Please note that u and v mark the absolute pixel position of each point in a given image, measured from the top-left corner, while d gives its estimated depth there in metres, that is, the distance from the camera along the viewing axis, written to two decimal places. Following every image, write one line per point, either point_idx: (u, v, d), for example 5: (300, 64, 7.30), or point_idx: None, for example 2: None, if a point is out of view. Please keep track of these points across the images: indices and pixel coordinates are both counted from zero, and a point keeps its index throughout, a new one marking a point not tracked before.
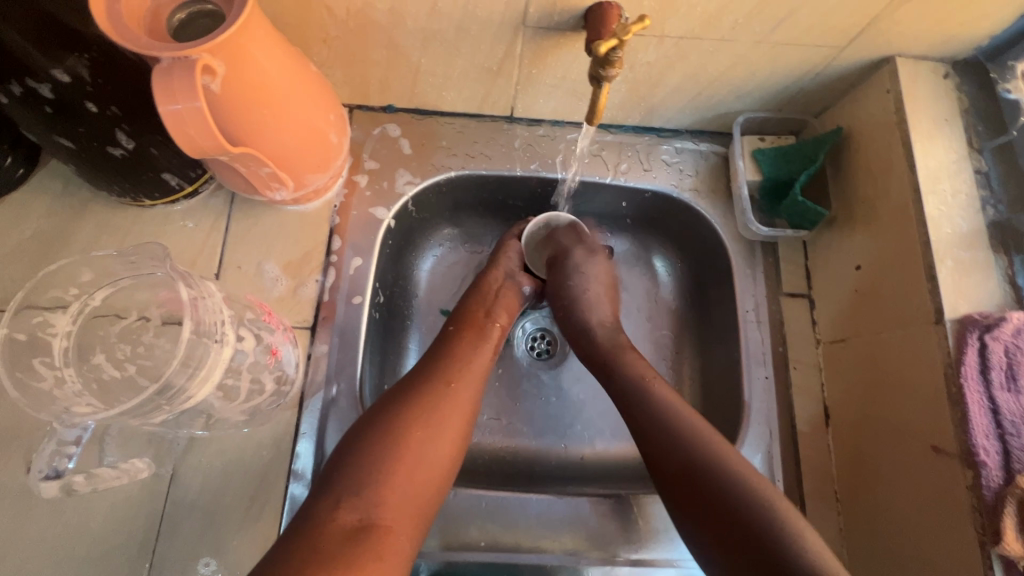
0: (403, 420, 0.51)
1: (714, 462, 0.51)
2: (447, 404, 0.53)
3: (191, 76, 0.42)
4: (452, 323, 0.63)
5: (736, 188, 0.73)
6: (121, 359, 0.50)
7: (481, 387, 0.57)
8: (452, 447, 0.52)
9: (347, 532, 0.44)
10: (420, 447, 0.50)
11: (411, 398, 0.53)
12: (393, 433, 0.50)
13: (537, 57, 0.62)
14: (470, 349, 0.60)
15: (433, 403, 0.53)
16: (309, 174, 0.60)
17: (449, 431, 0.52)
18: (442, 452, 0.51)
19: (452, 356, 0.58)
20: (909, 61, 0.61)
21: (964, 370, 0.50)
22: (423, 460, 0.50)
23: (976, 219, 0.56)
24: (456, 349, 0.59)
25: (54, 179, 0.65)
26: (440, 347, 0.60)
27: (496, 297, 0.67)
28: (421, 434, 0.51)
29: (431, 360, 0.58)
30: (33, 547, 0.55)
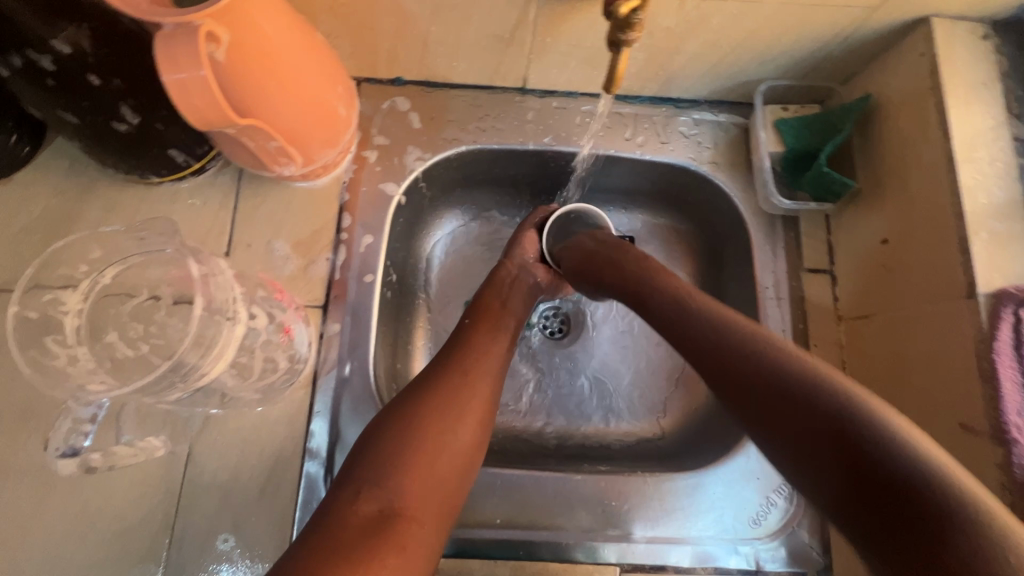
0: (421, 412, 0.50)
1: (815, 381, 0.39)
2: (463, 396, 0.53)
3: (195, 43, 0.40)
4: (468, 316, 0.61)
5: (756, 160, 0.70)
6: (133, 338, 0.50)
7: (499, 376, 0.57)
8: (474, 439, 0.52)
9: (368, 523, 0.43)
10: (442, 440, 0.50)
11: (427, 388, 0.52)
12: (412, 422, 0.50)
13: (552, 24, 0.59)
14: (489, 340, 0.59)
15: (454, 396, 0.52)
16: (318, 148, 0.59)
17: (466, 422, 0.52)
18: (463, 446, 0.51)
19: (466, 347, 0.57)
20: (946, 21, 0.58)
21: (996, 346, 0.49)
22: (444, 453, 0.49)
23: (1013, 189, 0.54)
24: (472, 341, 0.58)
25: (59, 156, 0.64)
26: (457, 342, 0.58)
27: (514, 289, 0.65)
28: (442, 425, 0.50)
29: (446, 353, 0.57)
30: (54, 521, 0.56)
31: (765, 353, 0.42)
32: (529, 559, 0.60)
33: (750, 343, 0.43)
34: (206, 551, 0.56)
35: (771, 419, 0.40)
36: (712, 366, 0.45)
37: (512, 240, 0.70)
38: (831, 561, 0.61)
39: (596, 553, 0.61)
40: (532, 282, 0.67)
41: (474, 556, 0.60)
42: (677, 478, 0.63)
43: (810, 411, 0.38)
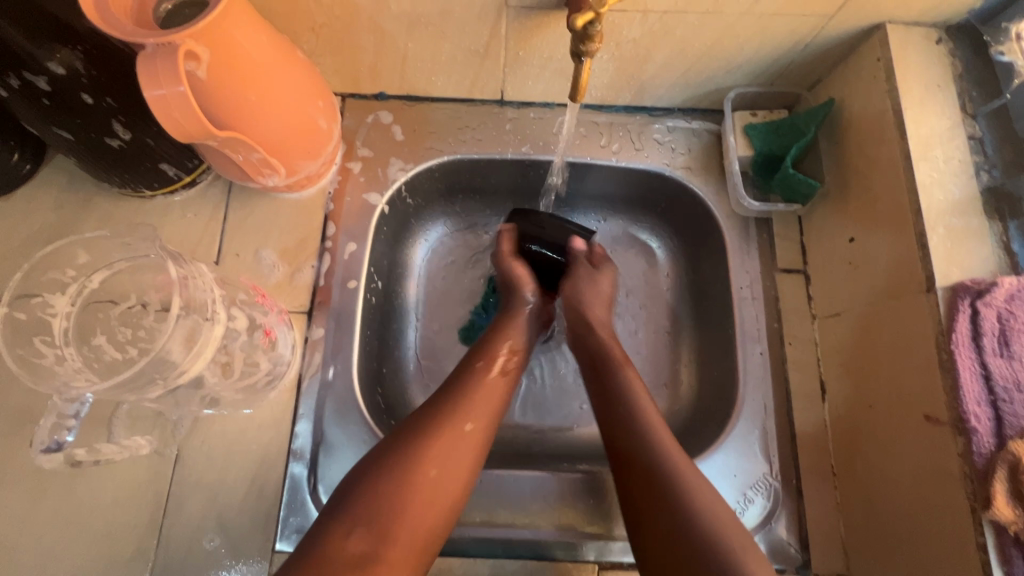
0: (418, 459, 0.51)
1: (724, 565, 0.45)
2: (462, 444, 0.53)
3: (174, 61, 0.43)
4: (481, 359, 0.60)
5: (728, 164, 0.72)
6: (121, 342, 0.53)
7: (497, 418, 0.57)
8: (465, 477, 0.53)
9: (351, 563, 0.46)
10: (434, 486, 0.51)
11: (428, 432, 0.52)
12: (407, 467, 0.50)
13: (522, 39, 0.62)
14: (499, 389, 0.58)
15: (453, 444, 0.52)
16: (301, 160, 0.62)
17: (460, 467, 0.52)
18: (455, 484, 0.52)
19: (470, 393, 0.56)
20: (900, 27, 0.60)
21: (955, 337, 0.50)
22: (435, 498, 0.50)
23: (968, 186, 0.55)
24: (474, 384, 0.57)
25: (60, 173, 0.67)
26: (471, 387, 0.57)
27: (517, 324, 0.64)
28: (436, 474, 0.51)
29: (449, 394, 0.56)
30: (47, 522, 0.58)
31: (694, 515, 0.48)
32: (508, 556, 0.61)
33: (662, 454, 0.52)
34: (193, 550, 0.58)
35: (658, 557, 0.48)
36: (641, 511, 0.50)
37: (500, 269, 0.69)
38: (809, 558, 0.60)
39: (576, 549, 0.61)
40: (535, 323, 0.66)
41: (454, 554, 0.61)
42: None
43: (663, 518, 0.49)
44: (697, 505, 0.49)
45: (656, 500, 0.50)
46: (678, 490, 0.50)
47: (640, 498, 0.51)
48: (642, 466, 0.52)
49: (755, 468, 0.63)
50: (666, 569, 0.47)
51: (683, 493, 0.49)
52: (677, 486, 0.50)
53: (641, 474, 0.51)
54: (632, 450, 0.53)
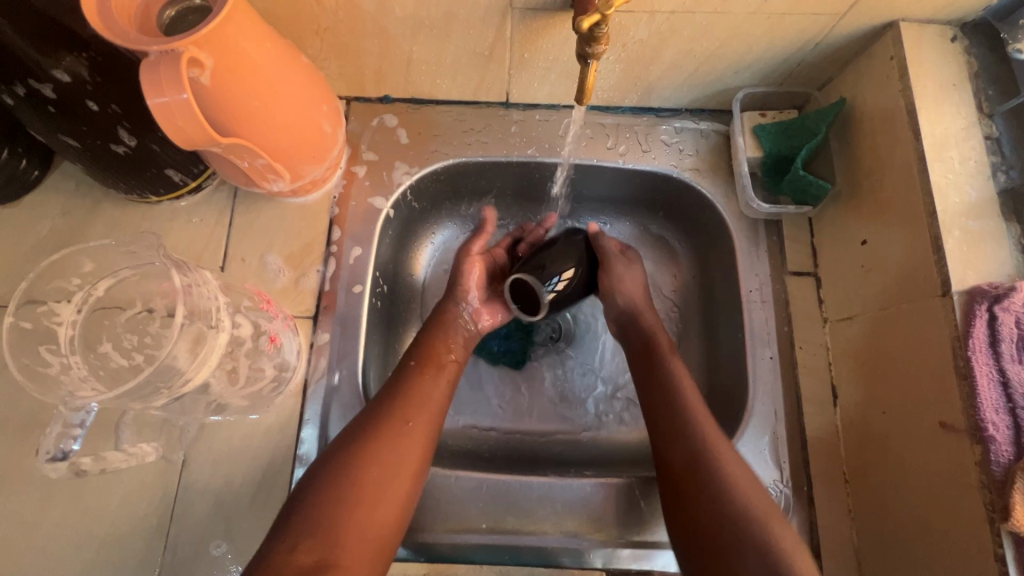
0: (359, 460, 0.51)
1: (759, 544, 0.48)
2: (401, 443, 0.53)
3: (177, 68, 0.43)
4: (414, 357, 0.60)
5: (737, 166, 0.71)
6: (128, 348, 0.53)
7: (439, 417, 0.57)
8: (410, 476, 0.52)
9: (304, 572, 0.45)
10: (375, 487, 0.50)
11: (365, 433, 0.53)
12: (350, 469, 0.50)
13: (527, 40, 0.62)
14: (434, 388, 0.58)
15: (391, 443, 0.52)
16: (305, 164, 0.61)
17: (403, 467, 0.52)
18: (398, 485, 0.52)
19: (407, 395, 0.56)
20: (914, 25, 0.59)
21: (972, 343, 0.49)
22: (379, 501, 0.50)
23: (985, 187, 0.54)
24: (411, 382, 0.57)
25: (67, 179, 0.68)
26: (403, 385, 0.57)
27: (452, 328, 0.64)
28: (378, 474, 0.51)
29: (384, 397, 0.56)
30: (56, 528, 0.58)
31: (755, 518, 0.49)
32: (515, 563, 0.61)
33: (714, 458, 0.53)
34: (200, 556, 0.58)
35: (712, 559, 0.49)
36: (691, 516, 0.52)
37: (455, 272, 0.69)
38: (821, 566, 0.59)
39: (584, 556, 0.61)
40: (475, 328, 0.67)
41: (461, 559, 0.61)
42: None
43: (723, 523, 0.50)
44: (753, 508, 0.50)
45: (701, 486, 0.52)
46: (719, 476, 0.52)
47: (693, 500, 0.52)
48: (692, 474, 0.53)
49: (766, 476, 0.61)
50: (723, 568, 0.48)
51: (725, 479, 0.52)
52: (727, 487, 0.51)
53: (687, 460, 0.54)
54: (685, 455, 0.54)
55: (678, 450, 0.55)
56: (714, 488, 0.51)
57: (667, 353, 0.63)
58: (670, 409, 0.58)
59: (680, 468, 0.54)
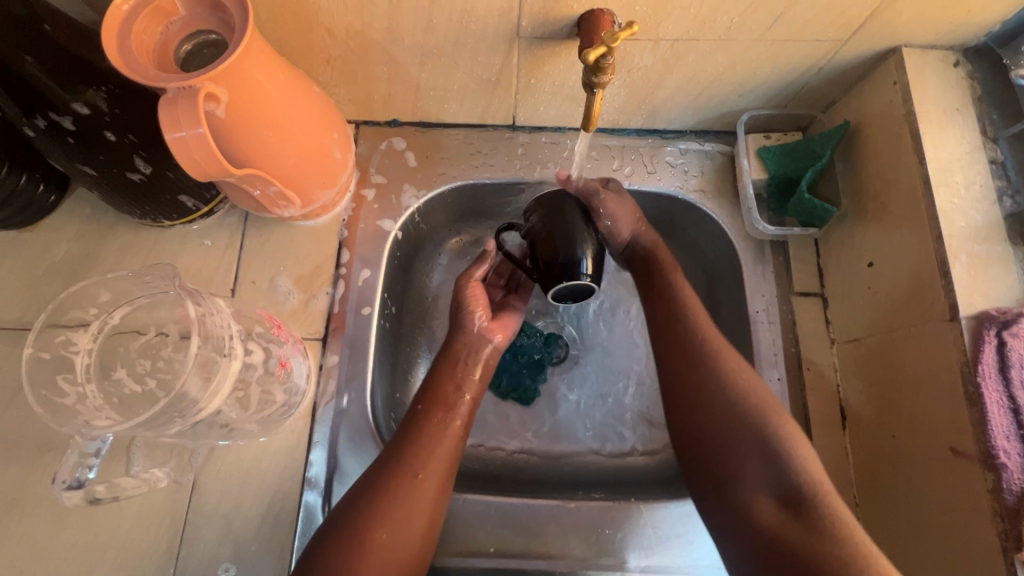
0: (370, 520, 0.50)
1: (767, 447, 0.51)
2: (412, 499, 0.52)
3: (195, 104, 0.44)
4: (423, 401, 0.58)
5: (742, 187, 0.72)
6: (141, 374, 0.54)
7: (451, 467, 0.55)
8: (423, 528, 0.52)
9: None
10: (389, 548, 0.50)
11: (375, 491, 0.52)
12: (359, 531, 0.50)
13: (534, 67, 0.63)
14: (444, 434, 0.56)
15: (400, 502, 0.51)
16: (316, 190, 0.62)
17: (414, 523, 0.51)
18: (412, 541, 0.51)
19: (417, 446, 0.54)
20: (916, 50, 0.59)
21: (981, 369, 0.49)
22: (393, 559, 0.50)
23: (991, 212, 0.54)
24: (417, 436, 0.55)
25: (82, 204, 0.69)
26: (411, 435, 0.55)
27: (463, 359, 0.62)
28: (389, 535, 0.50)
29: (394, 448, 0.55)
30: (67, 551, 0.58)
31: (766, 428, 0.52)
32: None
33: (727, 379, 0.55)
34: None
35: (720, 468, 0.52)
36: (701, 431, 0.54)
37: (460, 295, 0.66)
38: None
39: None
40: (489, 348, 0.64)
41: None
42: (672, 506, 0.63)
43: (735, 434, 0.52)
44: (764, 421, 0.52)
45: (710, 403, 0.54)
46: (721, 378, 0.55)
47: (704, 420, 0.54)
48: (704, 391, 0.55)
49: None
50: (732, 472, 0.52)
51: (734, 390, 0.54)
52: (739, 399, 0.54)
53: (698, 368, 0.56)
54: (698, 379, 0.56)
55: (684, 355, 0.57)
56: (725, 403, 0.54)
57: (670, 269, 0.64)
58: (684, 334, 0.59)
59: (693, 393, 0.55)
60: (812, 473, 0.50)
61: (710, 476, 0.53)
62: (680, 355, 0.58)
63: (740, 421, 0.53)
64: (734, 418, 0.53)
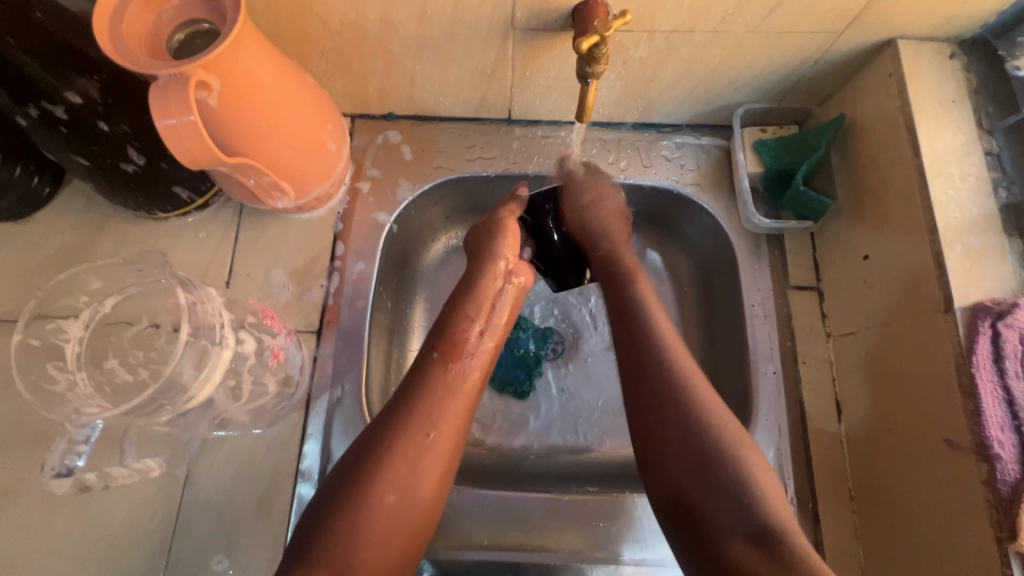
0: (376, 477, 0.47)
1: (734, 504, 0.45)
2: (427, 456, 0.49)
3: (186, 92, 0.44)
4: (438, 349, 0.55)
5: (738, 181, 0.72)
6: (134, 364, 0.53)
7: (465, 426, 0.52)
8: (432, 493, 0.48)
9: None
10: (396, 510, 0.46)
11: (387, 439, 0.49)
12: (366, 486, 0.46)
13: (529, 59, 0.63)
14: (461, 384, 0.53)
15: (410, 455, 0.48)
16: (309, 181, 0.62)
17: (422, 486, 0.48)
18: (421, 499, 0.48)
19: (432, 399, 0.51)
20: (911, 42, 0.59)
21: (976, 360, 0.49)
22: (400, 525, 0.47)
23: (986, 203, 0.54)
24: (428, 389, 0.52)
25: (77, 196, 0.69)
26: (426, 386, 0.52)
27: (489, 298, 0.60)
28: (397, 498, 0.47)
29: (403, 397, 0.52)
30: (60, 542, 0.58)
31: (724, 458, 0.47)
32: None
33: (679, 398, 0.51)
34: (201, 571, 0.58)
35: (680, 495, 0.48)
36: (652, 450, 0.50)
37: (494, 233, 0.63)
38: None
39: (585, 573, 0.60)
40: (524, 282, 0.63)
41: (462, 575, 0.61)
42: None
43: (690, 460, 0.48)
44: (723, 446, 0.48)
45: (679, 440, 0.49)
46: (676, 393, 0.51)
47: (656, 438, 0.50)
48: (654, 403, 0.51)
49: None
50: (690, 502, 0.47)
51: (689, 412, 0.50)
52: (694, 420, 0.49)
53: (650, 378, 0.53)
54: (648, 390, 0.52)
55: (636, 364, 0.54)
56: (682, 423, 0.49)
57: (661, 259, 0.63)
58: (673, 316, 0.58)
59: (662, 430, 0.50)
60: (784, 521, 0.44)
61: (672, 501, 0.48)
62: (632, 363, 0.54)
63: (718, 467, 0.47)
64: (704, 461, 0.47)
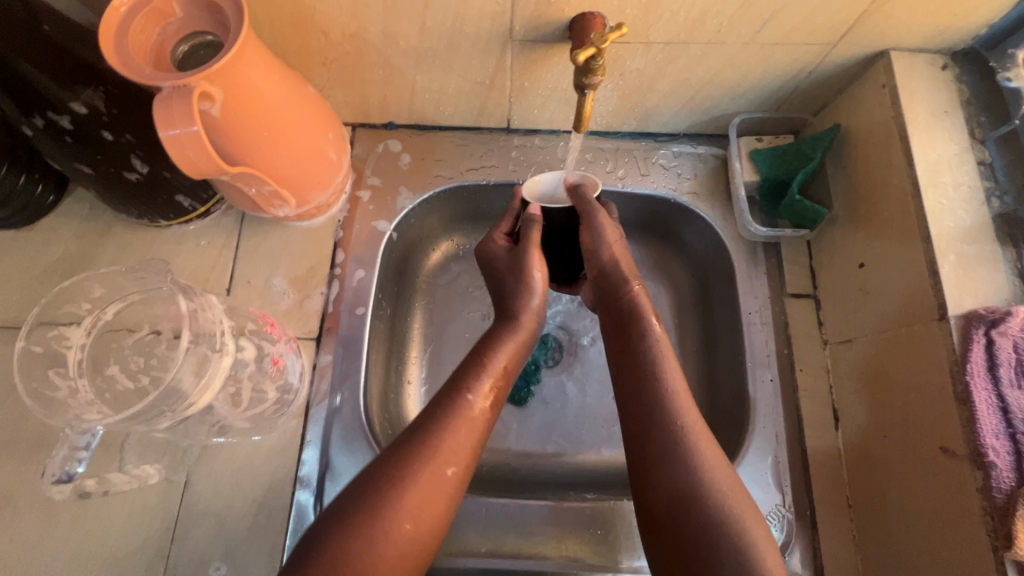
0: (388, 488, 0.46)
1: (715, 527, 0.45)
2: (436, 490, 0.47)
3: (188, 103, 0.45)
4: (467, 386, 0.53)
5: (734, 190, 0.72)
6: (134, 371, 0.54)
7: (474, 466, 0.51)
8: (432, 530, 0.47)
9: None
10: (412, 535, 0.45)
11: (406, 448, 0.49)
12: (384, 494, 0.46)
13: (527, 70, 0.64)
14: (477, 425, 0.52)
15: (424, 483, 0.47)
16: (310, 190, 0.63)
17: (426, 520, 0.46)
18: (430, 525, 0.47)
19: (454, 432, 0.50)
20: (904, 54, 0.60)
21: (970, 368, 0.49)
22: (411, 549, 0.45)
23: (979, 212, 0.55)
24: (453, 419, 0.51)
25: (81, 204, 0.70)
26: (452, 420, 0.51)
27: (514, 342, 0.58)
28: (413, 525, 0.45)
29: (424, 419, 0.51)
30: (58, 549, 0.58)
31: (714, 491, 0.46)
32: None
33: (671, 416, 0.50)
34: None
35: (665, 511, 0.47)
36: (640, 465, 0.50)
37: (527, 276, 0.61)
38: None
39: None
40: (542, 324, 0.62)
41: None
42: None
43: (672, 479, 0.47)
44: (718, 481, 0.47)
45: (670, 478, 0.48)
46: (670, 407, 0.51)
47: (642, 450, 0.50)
48: (646, 416, 0.51)
49: (767, 498, 0.61)
50: (671, 516, 0.46)
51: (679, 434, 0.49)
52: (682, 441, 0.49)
53: (644, 390, 0.52)
54: (641, 400, 0.52)
55: (632, 375, 0.54)
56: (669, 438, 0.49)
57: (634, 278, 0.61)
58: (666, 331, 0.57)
59: (656, 444, 0.49)
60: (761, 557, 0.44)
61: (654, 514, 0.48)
62: (629, 374, 0.54)
63: (698, 508, 0.46)
64: (687, 503, 0.46)
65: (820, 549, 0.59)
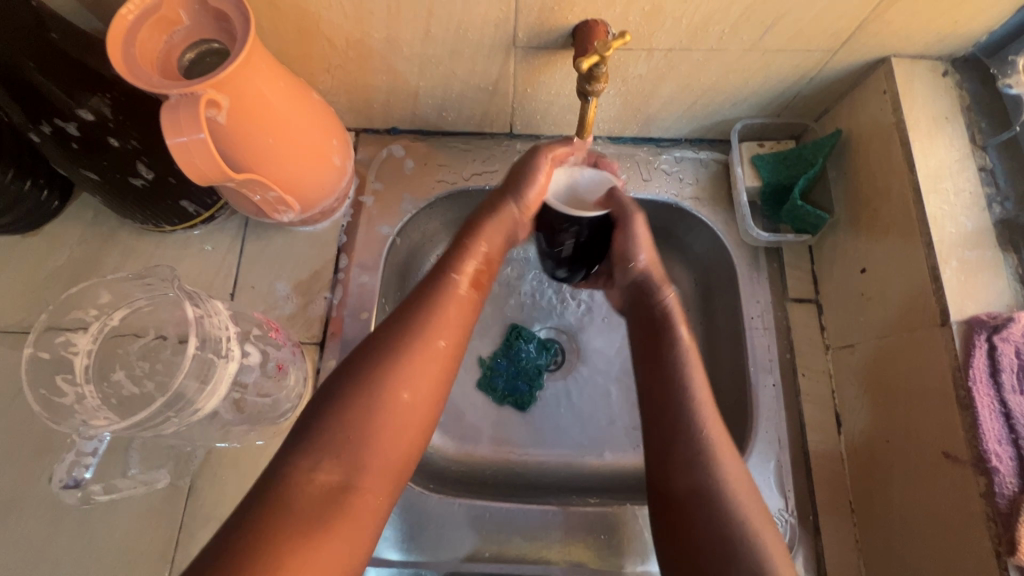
0: (376, 383, 0.46)
1: (723, 526, 0.46)
2: (429, 361, 0.48)
3: (195, 110, 0.45)
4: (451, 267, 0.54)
5: (736, 194, 0.73)
6: (139, 376, 0.55)
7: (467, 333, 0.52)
8: (428, 407, 0.47)
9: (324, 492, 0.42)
10: (405, 409, 0.46)
11: (387, 346, 0.47)
12: (373, 394, 0.45)
13: (530, 76, 0.64)
14: (460, 302, 0.52)
15: (413, 358, 0.47)
16: (314, 195, 0.63)
17: (429, 386, 0.48)
18: (420, 407, 0.47)
19: (437, 308, 0.51)
20: (905, 61, 0.61)
21: (972, 374, 0.49)
22: (405, 424, 0.46)
23: (981, 217, 0.55)
24: (439, 298, 0.51)
25: (86, 209, 0.70)
26: (439, 295, 0.51)
27: (498, 230, 0.57)
28: (408, 397, 0.46)
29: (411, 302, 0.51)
30: (62, 555, 0.58)
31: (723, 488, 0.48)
32: None
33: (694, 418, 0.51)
34: None
35: (675, 506, 0.49)
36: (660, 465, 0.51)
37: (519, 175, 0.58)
38: None
39: None
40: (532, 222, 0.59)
41: None
42: None
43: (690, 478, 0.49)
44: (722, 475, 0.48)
45: (686, 476, 0.49)
46: (691, 410, 0.52)
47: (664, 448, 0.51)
48: (671, 418, 0.52)
49: (770, 503, 0.61)
50: (682, 510, 0.48)
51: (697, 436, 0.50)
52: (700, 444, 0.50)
53: (666, 391, 0.53)
54: (663, 400, 0.53)
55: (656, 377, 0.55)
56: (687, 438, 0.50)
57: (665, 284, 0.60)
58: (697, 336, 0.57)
59: (678, 446, 0.50)
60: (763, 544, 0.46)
61: (669, 510, 0.49)
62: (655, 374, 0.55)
63: (710, 502, 0.48)
64: (699, 500, 0.48)
65: (821, 554, 0.60)
